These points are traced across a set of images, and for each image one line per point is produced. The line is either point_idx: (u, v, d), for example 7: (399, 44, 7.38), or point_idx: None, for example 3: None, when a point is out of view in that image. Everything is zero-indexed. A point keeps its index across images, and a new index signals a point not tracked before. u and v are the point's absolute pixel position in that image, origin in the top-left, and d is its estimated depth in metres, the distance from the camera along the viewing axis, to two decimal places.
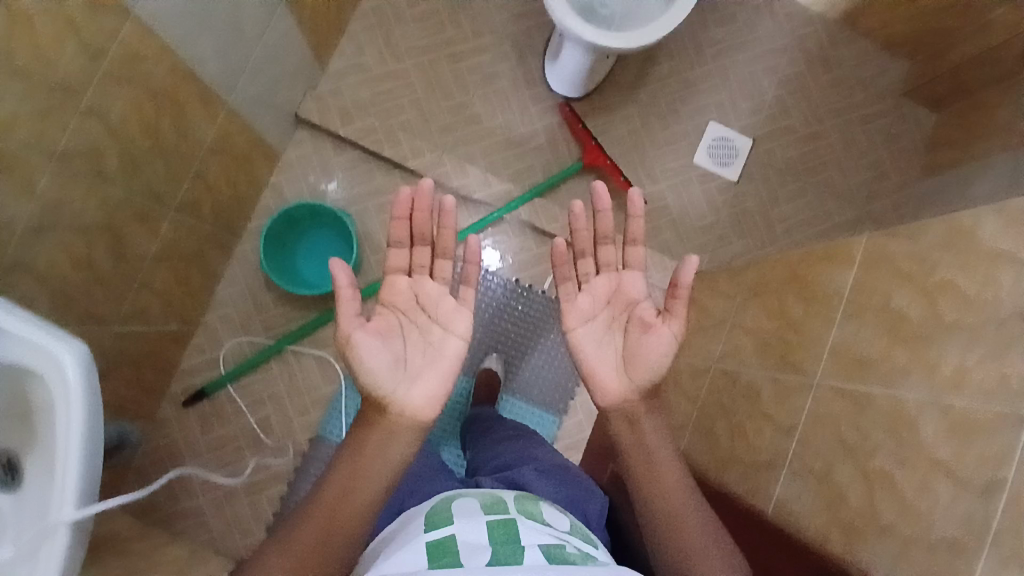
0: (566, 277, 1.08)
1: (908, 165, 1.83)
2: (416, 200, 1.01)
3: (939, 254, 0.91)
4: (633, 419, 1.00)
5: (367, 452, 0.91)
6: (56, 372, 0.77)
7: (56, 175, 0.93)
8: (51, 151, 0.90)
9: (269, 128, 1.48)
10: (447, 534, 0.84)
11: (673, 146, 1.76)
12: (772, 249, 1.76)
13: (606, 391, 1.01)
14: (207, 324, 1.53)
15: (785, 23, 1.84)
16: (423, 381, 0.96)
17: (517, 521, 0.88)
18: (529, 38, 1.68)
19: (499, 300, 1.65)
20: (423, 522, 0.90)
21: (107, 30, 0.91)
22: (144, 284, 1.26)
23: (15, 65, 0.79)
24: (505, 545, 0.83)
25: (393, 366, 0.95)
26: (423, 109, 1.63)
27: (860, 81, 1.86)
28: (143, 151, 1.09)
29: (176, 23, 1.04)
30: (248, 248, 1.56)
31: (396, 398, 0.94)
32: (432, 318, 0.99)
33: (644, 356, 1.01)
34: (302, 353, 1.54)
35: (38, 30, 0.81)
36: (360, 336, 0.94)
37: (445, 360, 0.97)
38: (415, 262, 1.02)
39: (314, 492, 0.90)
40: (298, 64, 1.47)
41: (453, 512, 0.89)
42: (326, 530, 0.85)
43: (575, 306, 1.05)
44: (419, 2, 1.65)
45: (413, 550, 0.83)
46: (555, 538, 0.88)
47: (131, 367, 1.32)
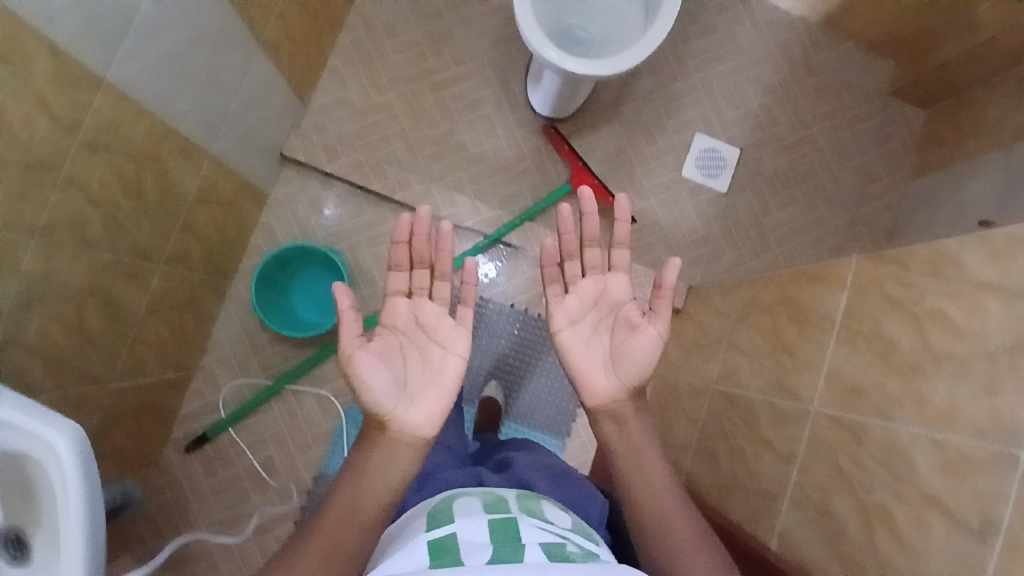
0: (553, 278, 1.11)
1: (897, 166, 1.83)
2: (415, 225, 1.02)
3: (926, 281, 0.90)
4: (621, 419, 1.03)
5: (367, 472, 0.88)
6: (51, 454, 0.77)
7: (41, 250, 0.93)
8: (34, 227, 0.90)
9: (256, 170, 1.47)
10: (446, 534, 0.81)
11: (661, 161, 1.75)
12: (766, 259, 1.76)
13: (595, 390, 1.04)
14: (204, 369, 1.53)
15: (766, 30, 1.83)
16: (422, 400, 0.95)
17: (518, 520, 0.85)
18: (510, 62, 1.67)
19: (495, 327, 1.64)
20: (424, 524, 0.87)
21: (79, 101, 0.91)
22: (139, 339, 1.26)
23: None
24: (504, 545, 0.80)
25: (394, 385, 0.93)
26: (409, 140, 1.63)
27: (846, 83, 1.85)
28: (126, 211, 1.09)
29: (148, 85, 1.04)
30: (242, 289, 1.56)
31: (396, 415, 0.92)
32: (431, 336, 1.00)
33: (629, 354, 1.04)
34: (301, 392, 1.55)
35: (9, 114, 0.80)
36: (360, 357, 0.93)
37: (444, 381, 0.97)
38: (415, 285, 1.03)
39: (316, 511, 0.87)
40: (280, 106, 1.47)
41: (454, 513, 0.86)
42: (328, 549, 0.82)
43: (563, 308, 1.08)
44: (397, 32, 1.64)
45: (412, 550, 0.79)
46: (557, 537, 0.85)
47: (131, 420, 1.32)
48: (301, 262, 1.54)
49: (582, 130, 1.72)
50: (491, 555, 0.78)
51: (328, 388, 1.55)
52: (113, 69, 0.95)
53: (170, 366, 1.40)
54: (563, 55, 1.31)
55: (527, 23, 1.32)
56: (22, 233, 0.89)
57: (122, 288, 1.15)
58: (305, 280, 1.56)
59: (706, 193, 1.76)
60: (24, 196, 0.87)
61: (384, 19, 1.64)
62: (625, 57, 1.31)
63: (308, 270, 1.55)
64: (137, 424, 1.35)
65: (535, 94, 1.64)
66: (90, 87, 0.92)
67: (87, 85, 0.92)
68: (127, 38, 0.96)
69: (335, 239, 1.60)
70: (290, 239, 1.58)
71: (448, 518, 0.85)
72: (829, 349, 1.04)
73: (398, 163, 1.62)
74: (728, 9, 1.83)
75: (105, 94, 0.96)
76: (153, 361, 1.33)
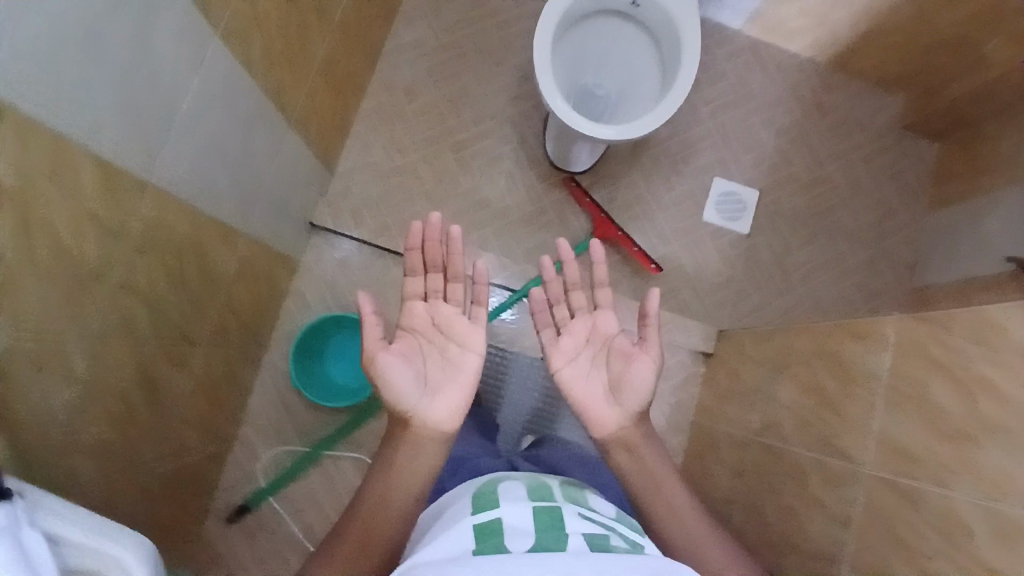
0: (545, 324, 1.12)
1: (915, 199, 1.85)
2: (427, 231, 1.05)
3: (972, 347, 0.91)
4: (632, 447, 1.03)
5: (398, 466, 0.94)
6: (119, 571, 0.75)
7: (92, 351, 0.93)
8: (87, 331, 0.91)
9: (287, 241, 1.49)
10: (493, 517, 0.81)
11: (682, 207, 1.77)
12: (791, 299, 1.77)
13: (602, 423, 1.03)
14: (241, 438, 1.54)
15: (776, 72, 1.86)
16: (443, 395, 0.97)
17: (562, 509, 0.85)
18: (529, 118, 1.70)
19: (523, 375, 1.64)
20: (468, 503, 0.88)
21: (131, 204, 0.92)
22: (182, 419, 1.27)
23: (40, 267, 0.79)
24: (549, 532, 0.79)
25: (416, 382, 0.96)
26: (433, 200, 1.65)
27: (858, 119, 1.87)
28: (171, 301, 1.09)
29: (192, 179, 1.05)
30: (275, 357, 1.57)
31: (419, 410, 0.96)
32: (446, 335, 1.02)
33: (628, 382, 1.04)
34: (339, 457, 1.55)
35: (59, 230, 0.80)
36: (383, 357, 0.96)
37: (463, 375, 0.99)
38: (430, 288, 1.05)
39: (352, 505, 0.94)
40: (308, 177, 1.49)
41: (499, 496, 0.87)
42: (364, 539, 0.89)
43: (558, 349, 1.08)
44: (417, 96, 1.68)
45: (458, 530, 0.79)
46: (599, 529, 0.84)
47: (176, 499, 1.32)
48: (337, 330, 1.54)
49: (602, 180, 1.75)
50: (535, 542, 0.77)
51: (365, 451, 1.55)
52: (161, 168, 0.96)
53: (211, 440, 1.41)
54: (582, 120, 1.33)
55: (549, 86, 1.33)
56: (76, 340, 0.89)
57: (167, 374, 1.15)
58: (335, 346, 1.55)
59: (729, 236, 1.77)
60: (77, 304, 0.87)
61: (404, 83, 1.67)
62: (643, 121, 1.33)
63: (343, 338, 1.54)
64: (181, 502, 1.35)
65: (553, 148, 1.65)
66: (140, 190, 0.93)
67: (136, 190, 0.92)
68: (173, 137, 0.96)
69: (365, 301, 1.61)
70: (321, 304, 1.59)
71: (494, 502, 0.86)
72: (876, 410, 1.04)
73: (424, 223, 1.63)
74: (739, 53, 1.86)
75: (154, 195, 0.97)
76: (195, 438, 1.33)
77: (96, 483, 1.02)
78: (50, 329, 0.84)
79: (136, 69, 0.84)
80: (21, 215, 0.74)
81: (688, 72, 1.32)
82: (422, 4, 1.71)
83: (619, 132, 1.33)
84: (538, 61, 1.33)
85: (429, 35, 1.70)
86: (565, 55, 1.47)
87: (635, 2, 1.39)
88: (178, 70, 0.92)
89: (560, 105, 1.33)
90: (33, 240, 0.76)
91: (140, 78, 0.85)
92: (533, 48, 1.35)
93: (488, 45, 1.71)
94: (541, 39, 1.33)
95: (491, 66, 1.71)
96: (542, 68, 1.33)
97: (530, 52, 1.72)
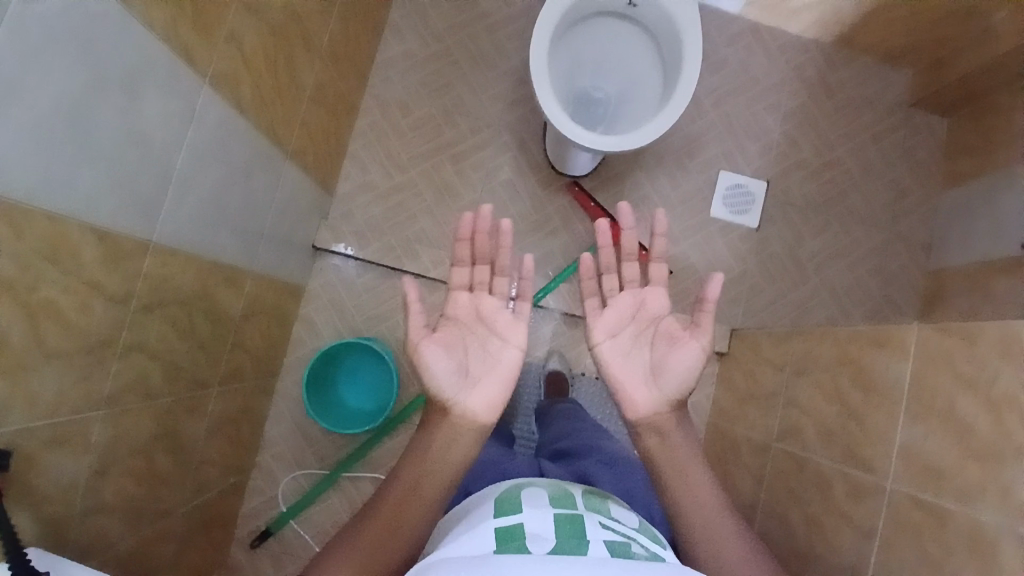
0: (589, 293, 1.03)
1: (928, 178, 1.80)
2: (477, 221, 0.97)
3: (998, 363, 0.89)
4: (664, 433, 0.93)
5: (431, 455, 0.86)
6: None
7: (109, 417, 0.93)
8: (101, 401, 0.90)
9: (293, 270, 1.48)
10: (514, 522, 0.74)
11: (689, 203, 1.74)
12: (805, 290, 1.75)
13: (635, 405, 0.94)
14: (262, 465, 1.55)
15: (779, 56, 1.80)
16: (482, 389, 0.91)
17: (585, 517, 0.77)
18: (528, 124, 1.66)
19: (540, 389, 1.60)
20: (486, 508, 0.80)
21: (136, 268, 0.90)
22: (203, 460, 1.27)
23: (49, 349, 0.78)
24: (568, 539, 0.71)
25: (458, 373, 0.90)
26: (435, 216, 1.62)
27: (867, 99, 1.82)
28: (182, 352, 1.08)
29: (192, 232, 1.03)
30: (289, 384, 1.57)
31: (458, 402, 0.89)
32: (488, 324, 0.95)
33: (670, 367, 0.94)
34: (359, 479, 1.56)
35: (65, 309, 0.79)
36: (427, 346, 0.90)
37: (505, 367, 0.92)
38: (475, 278, 0.97)
39: (379, 492, 0.85)
40: (308, 203, 1.47)
41: (520, 501, 0.79)
42: (391, 525, 0.81)
43: (600, 321, 1.00)
44: (412, 110, 1.65)
45: (477, 535, 0.72)
46: (622, 538, 0.75)
47: (203, 534, 1.34)
48: (351, 357, 1.54)
49: (606, 182, 1.71)
50: (552, 547, 0.69)
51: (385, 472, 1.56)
52: (161, 227, 0.94)
53: (231, 473, 1.42)
54: (583, 133, 1.30)
55: (548, 98, 1.29)
56: (91, 411, 0.88)
57: (184, 421, 1.16)
58: (348, 370, 1.55)
59: (738, 230, 1.74)
60: (91, 375, 0.86)
61: (398, 98, 1.64)
62: (645, 131, 1.30)
63: (358, 364, 1.55)
64: (208, 536, 1.37)
65: (553, 155, 1.62)
66: (142, 253, 0.91)
67: (139, 253, 0.91)
68: (170, 194, 0.94)
69: (374, 323, 1.60)
70: (331, 328, 1.59)
71: (513, 506, 0.78)
72: (899, 422, 1.03)
73: (428, 240, 1.61)
74: (740, 39, 1.79)
75: (156, 255, 0.95)
76: (217, 475, 1.35)
77: (122, 538, 1.03)
78: (65, 405, 0.83)
79: (129, 133, 0.81)
80: (25, 300, 0.72)
81: (691, 76, 1.29)
82: (411, 14, 1.66)
83: (620, 144, 1.30)
84: (535, 73, 1.29)
85: (420, 46, 1.66)
86: (561, 63, 1.43)
87: (631, 3, 1.35)
88: (171, 127, 0.89)
89: (560, 118, 1.30)
90: (41, 321, 0.75)
91: (134, 141, 0.83)
92: (530, 57, 1.30)
93: (481, 51, 1.67)
94: (537, 49, 1.29)
95: (486, 73, 1.66)
96: (540, 80, 1.29)
97: (525, 55, 1.67)
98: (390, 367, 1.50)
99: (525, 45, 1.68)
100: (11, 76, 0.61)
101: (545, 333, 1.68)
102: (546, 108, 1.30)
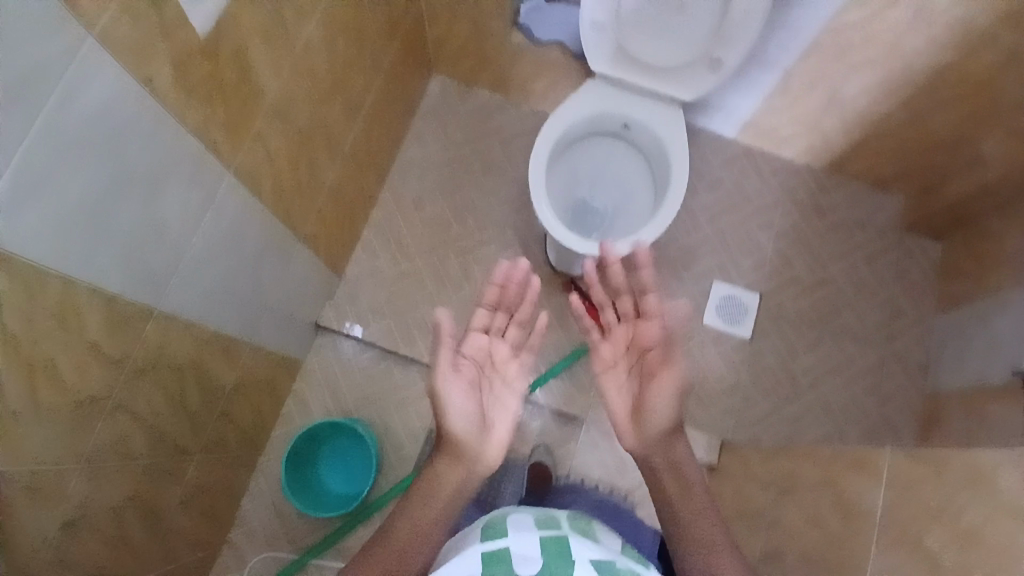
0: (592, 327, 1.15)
1: (922, 300, 1.83)
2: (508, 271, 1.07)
3: (965, 497, 0.89)
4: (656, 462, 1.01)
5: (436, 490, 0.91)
6: None
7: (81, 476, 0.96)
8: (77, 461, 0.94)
9: (291, 346, 1.54)
10: (500, 545, 0.69)
11: (682, 310, 1.78)
12: (798, 406, 1.74)
13: (622, 434, 1.05)
14: (233, 542, 1.54)
15: (773, 178, 1.90)
16: (496, 431, 0.97)
17: (571, 536, 0.73)
18: (530, 226, 1.77)
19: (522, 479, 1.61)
20: (472, 535, 0.75)
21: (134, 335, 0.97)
22: (174, 530, 1.28)
23: (40, 403, 0.83)
24: (555, 559, 0.66)
25: (475, 413, 0.96)
26: (435, 305, 1.69)
27: (859, 221, 1.89)
28: (168, 418, 1.13)
29: (197, 305, 1.11)
30: (273, 459, 1.59)
31: (473, 442, 0.94)
32: (496, 369, 1.03)
33: (653, 398, 1.02)
34: (326, 566, 1.52)
35: (62, 367, 0.85)
36: (449, 386, 0.95)
37: (513, 409, 0.99)
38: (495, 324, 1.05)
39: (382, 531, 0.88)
40: (315, 285, 1.56)
41: (505, 523, 0.74)
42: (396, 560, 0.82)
43: (598, 355, 1.12)
44: (424, 206, 1.77)
45: (462, 561, 0.66)
46: (608, 556, 0.71)
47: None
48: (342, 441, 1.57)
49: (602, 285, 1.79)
50: (540, 572, 0.64)
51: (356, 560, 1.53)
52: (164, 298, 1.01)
53: (199, 547, 1.41)
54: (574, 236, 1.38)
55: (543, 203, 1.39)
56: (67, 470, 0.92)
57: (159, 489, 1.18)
58: (336, 451, 1.58)
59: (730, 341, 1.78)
60: (72, 433, 0.91)
61: (411, 194, 1.78)
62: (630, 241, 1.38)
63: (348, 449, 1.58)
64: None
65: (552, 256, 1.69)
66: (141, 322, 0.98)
67: (139, 321, 0.97)
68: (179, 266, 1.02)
69: (365, 405, 1.63)
70: (322, 406, 1.63)
71: (499, 529, 0.73)
72: (872, 550, 1.00)
73: (425, 328, 1.67)
74: (735, 160, 1.91)
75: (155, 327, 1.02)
76: (184, 548, 1.34)
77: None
78: (45, 458, 0.87)
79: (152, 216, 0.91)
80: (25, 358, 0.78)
81: (677, 192, 1.38)
82: (431, 122, 1.83)
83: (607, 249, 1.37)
84: (532, 179, 1.40)
85: (437, 149, 1.81)
86: (558, 174, 1.55)
87: (626, 125, 1.50)
88: (188, 211, 0.99)
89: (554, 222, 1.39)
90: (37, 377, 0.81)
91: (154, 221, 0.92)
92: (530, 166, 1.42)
93: (493, 158, 1.81)
94: (536, 159, 1.41)
95: (495, 178, 1.80)
96: (537, 187, 1.40)
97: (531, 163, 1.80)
98: (371, 449, 1.51)
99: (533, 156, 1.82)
100: (47, 159, 0.71)
101: (534, 430, 1.69)
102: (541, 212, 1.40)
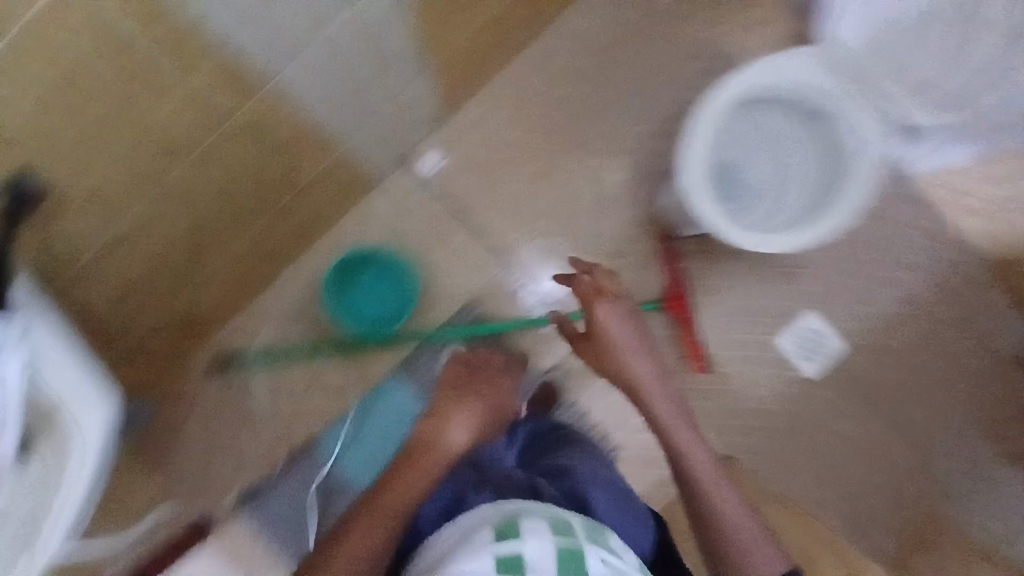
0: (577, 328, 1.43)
1: (1008, 438, 1.61)
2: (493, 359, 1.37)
3: None
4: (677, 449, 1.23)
5: (401, 483, 1.04)
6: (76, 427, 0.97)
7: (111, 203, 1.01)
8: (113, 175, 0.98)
9: (373, 162, 1.51)
10: (515, 551, 0.74)
11: (762, 316, 1.66)
12: (816, 464, 1.64)
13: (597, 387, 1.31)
14: (255, 309, 1.57)
15: (937, 237, 1.63)
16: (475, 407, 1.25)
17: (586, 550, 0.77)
18: (657, 160, 1.62)
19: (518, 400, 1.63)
20: (489, 526, 0.81)
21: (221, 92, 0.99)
22: (203, 276, 1.34)
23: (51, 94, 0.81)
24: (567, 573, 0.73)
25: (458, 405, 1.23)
26: (529, 191, 1.62)
27: (995, 328, 1.63)
28: (215, 167, 1.12)
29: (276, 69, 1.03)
30: (317, 253, 1.59)
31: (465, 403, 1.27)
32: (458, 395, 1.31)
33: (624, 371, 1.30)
34: (325, 372, 1.60)
35: (87, 69, 0.82)
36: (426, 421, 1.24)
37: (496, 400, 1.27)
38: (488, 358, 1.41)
39: (352, 513, 1.06)
40: (422, 113, 1.48)
41: (522, 523, 0.79)
42: (371, 527, 1.00)
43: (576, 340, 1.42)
44: (563, 87, 1.62)
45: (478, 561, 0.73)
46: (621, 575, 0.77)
47: (172, 346, 1.44)
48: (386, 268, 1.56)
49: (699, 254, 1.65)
50: None
51: (355, 378, 1.60)
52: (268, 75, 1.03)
53: (220, 308, 1.49)
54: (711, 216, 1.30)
55: (692, 173, 1.30)
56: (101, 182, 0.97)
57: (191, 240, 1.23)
58: (377, 277, 1.57)
59: (791, 372, 1.66)
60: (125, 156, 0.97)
61: (557, 67, 1.62)
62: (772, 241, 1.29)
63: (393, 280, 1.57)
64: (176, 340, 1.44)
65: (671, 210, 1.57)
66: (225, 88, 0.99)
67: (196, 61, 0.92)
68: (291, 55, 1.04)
69: (421, 248, 1.61)
70: (378, 229, 1.60)
71: (512, 528, 0.79)
72: None
73: (511, 209, 1.62)
74: (909, 198, 1.63)
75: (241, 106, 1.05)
76: (202, 306, 1.43)
77: (93, 323, 1.18)
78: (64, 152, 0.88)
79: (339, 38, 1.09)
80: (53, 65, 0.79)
81: (838, 218, 1.30)
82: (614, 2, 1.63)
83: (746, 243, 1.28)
84: (687, 146, 1.30)
85: (606, 33, 1.63)
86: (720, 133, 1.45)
87: (816, 117, 1.41)
88: None
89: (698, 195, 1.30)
90: (126, 78, 0.87)
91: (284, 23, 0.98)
92: (685, 132, 1.31)
93: (656, 73, 1.63)
94: (698, 126, 1.30)
95: (647, 94, 1.63)
96: (690, 153, 1.30)
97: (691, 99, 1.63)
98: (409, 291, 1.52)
99: (696, 88, 1.63)
100: None
101: (560, 354, 1.66)
102: (684, 182, 1.31)
